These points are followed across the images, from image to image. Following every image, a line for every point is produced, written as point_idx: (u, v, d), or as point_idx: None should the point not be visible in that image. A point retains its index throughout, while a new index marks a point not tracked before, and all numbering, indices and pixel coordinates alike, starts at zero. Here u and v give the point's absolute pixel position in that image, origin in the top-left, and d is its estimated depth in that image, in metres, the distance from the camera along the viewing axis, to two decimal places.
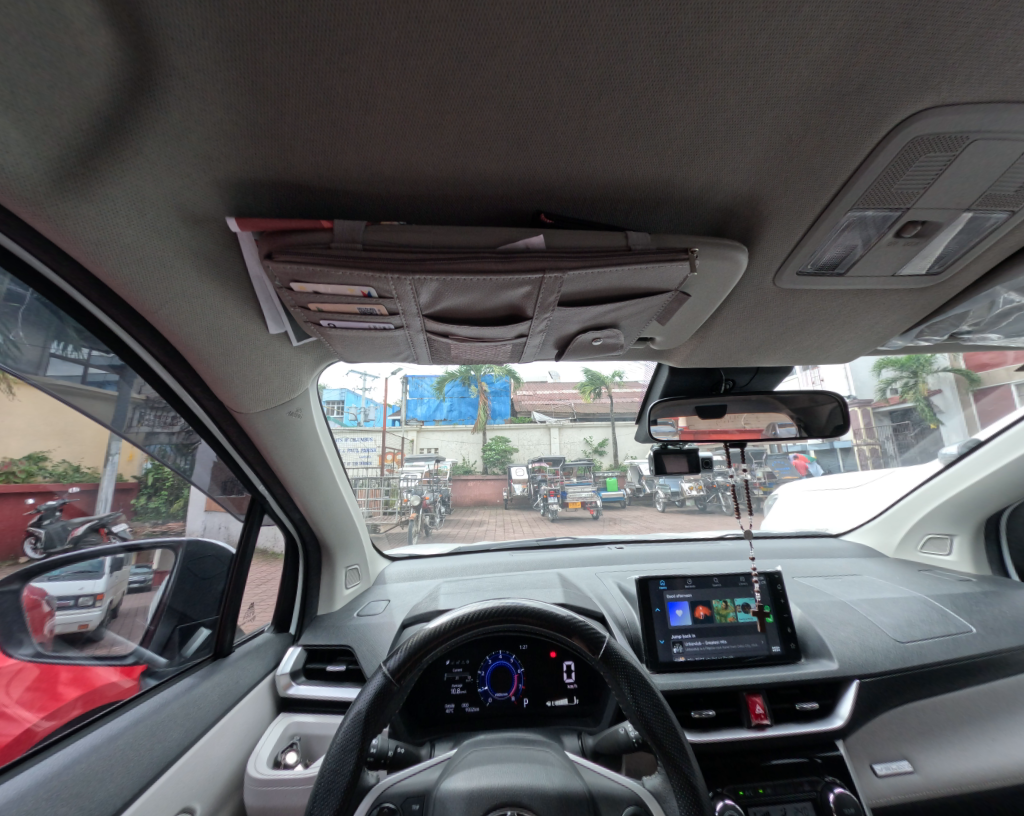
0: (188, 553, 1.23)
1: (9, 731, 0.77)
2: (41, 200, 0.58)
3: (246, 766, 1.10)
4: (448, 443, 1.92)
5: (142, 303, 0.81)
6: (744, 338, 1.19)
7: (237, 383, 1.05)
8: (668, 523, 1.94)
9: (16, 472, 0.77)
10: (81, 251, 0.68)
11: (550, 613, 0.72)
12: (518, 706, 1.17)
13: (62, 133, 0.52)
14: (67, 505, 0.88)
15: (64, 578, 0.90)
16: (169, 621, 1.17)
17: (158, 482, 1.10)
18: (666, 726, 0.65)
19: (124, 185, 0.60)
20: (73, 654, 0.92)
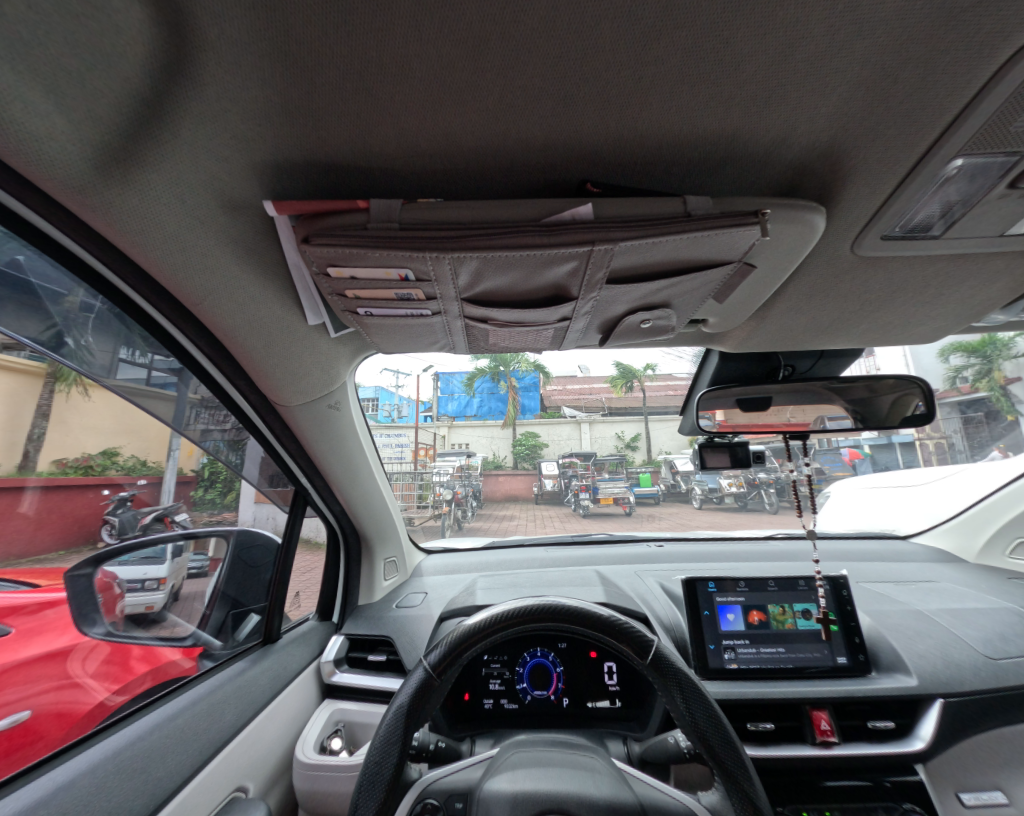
0: (239, 541, 1.30)
1: (82, 703, 0.84)
2: (89, 190, 0.61)
3: (294, 750, 1.15)
4: (478, 438, 1.95)
5: (187, 296, 0.84)
6: (801, 319, 1.12)
7: (278, 375, 1.07)
8: (705, 522, 1.89)
9: (94, 465, 0.84)
10: (131, 245, 0.71)
11: (594, 613, 0.70)
12: (557, 706, 1.15)
13: (108, 120, 0.54)
14: (136, 497, 0.95)
15: (132, 563, 0.98)
16: (223, 606, 1.24)
17: (213, 476, 1.16)
18: (723, 738, 0.61)
19: (165, 170, 0.61)
20: (140, 634, 1.00)
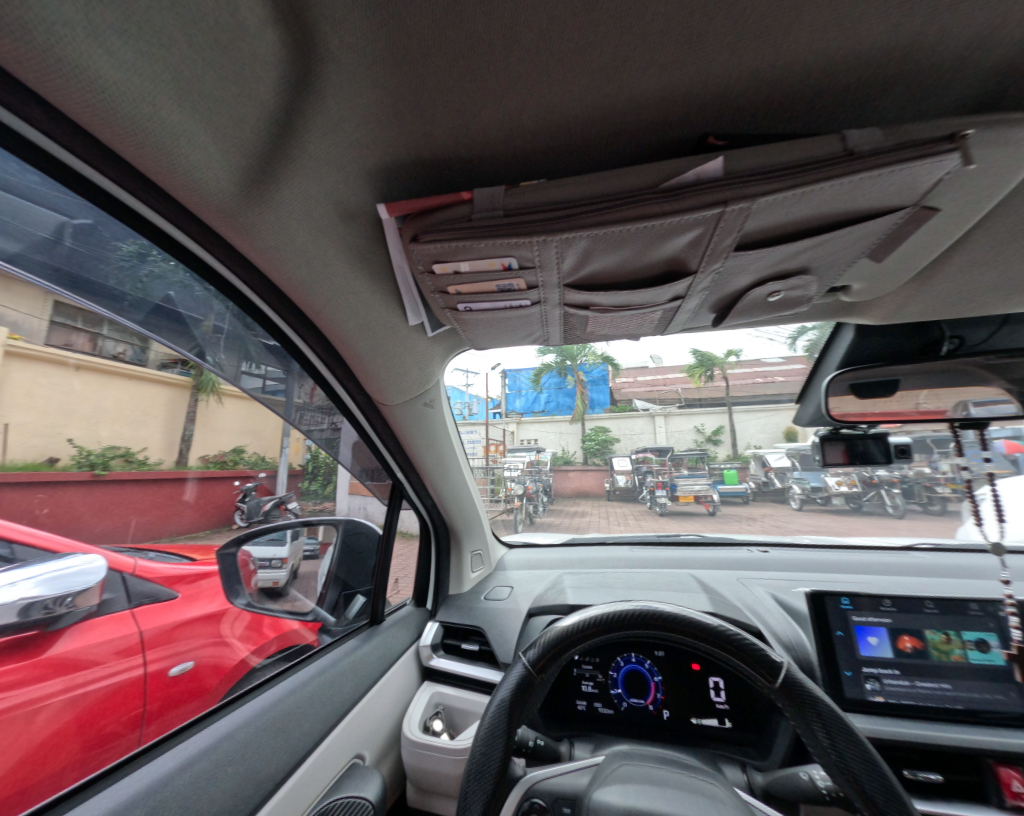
0: (346, 530, 1.46)
1: (230, 658, 1.06)
2: (234, 212, 0.70)
3: (401, 726, 1.24)
4: (548, 433, 2.00)
5: (309, 305, 0.93)
6: (975, 275, 0.93)
7: (382, 376, 1.15)
8: (807, 527, 1.66)
9: (226, 461, 1.02)
10: (266, 260, 0.81)
11: (700, 623, 0.66)
12: (658, 718, 1.09)
13: (247, 141, 0.60)
14: (260, 486, 1.11)
15: (262, 543, 1.18)
16: (335, 587, 1.38)
17: (316, 469, 1.29)
18: (881, 786, 0.54)
19: (292, 185, 0.68)
20: (272, 607, 1.20)
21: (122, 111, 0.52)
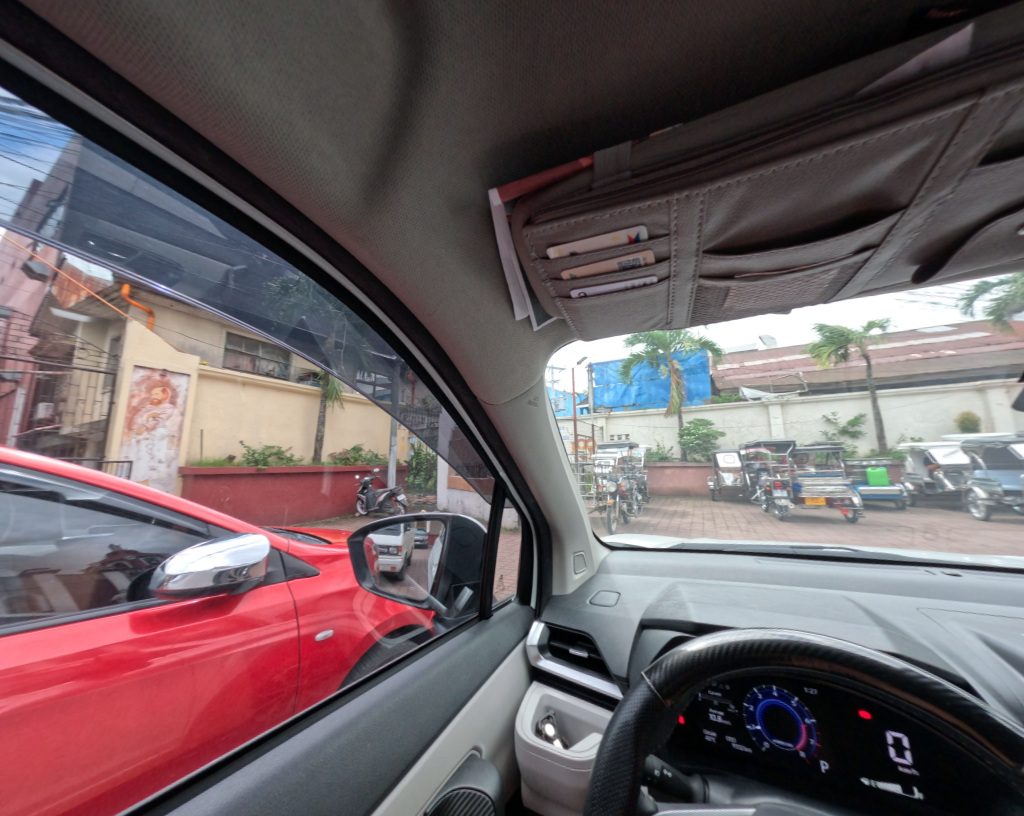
0: (453, 524, 1.57)
1: (360, 629, 1.29)
2: (359, 218, 0.76)
3: (515, 725, 1.27)
4: (639, 429, 2.05)
5: (423, 307, 0.99)
6: None
7: (488, 375, 1.18)
8: (996, 545, 1.29)
9: (349, 457, 1.13)
10: (384, 266, 0.87)
11: (884, 665, 0.62)
12: (812, 767, 0.94)
13: (367, 148, 0.66)
14: (374, 479, 1.23)
15: (383, 532, 1.41)
16: (445, 578, 1.50)
17: (420, 464, 1.39)
18: None
19: (407, 184, 0.72)
20: (390, 588, 1.40)
21: (266, 136, 0.60)
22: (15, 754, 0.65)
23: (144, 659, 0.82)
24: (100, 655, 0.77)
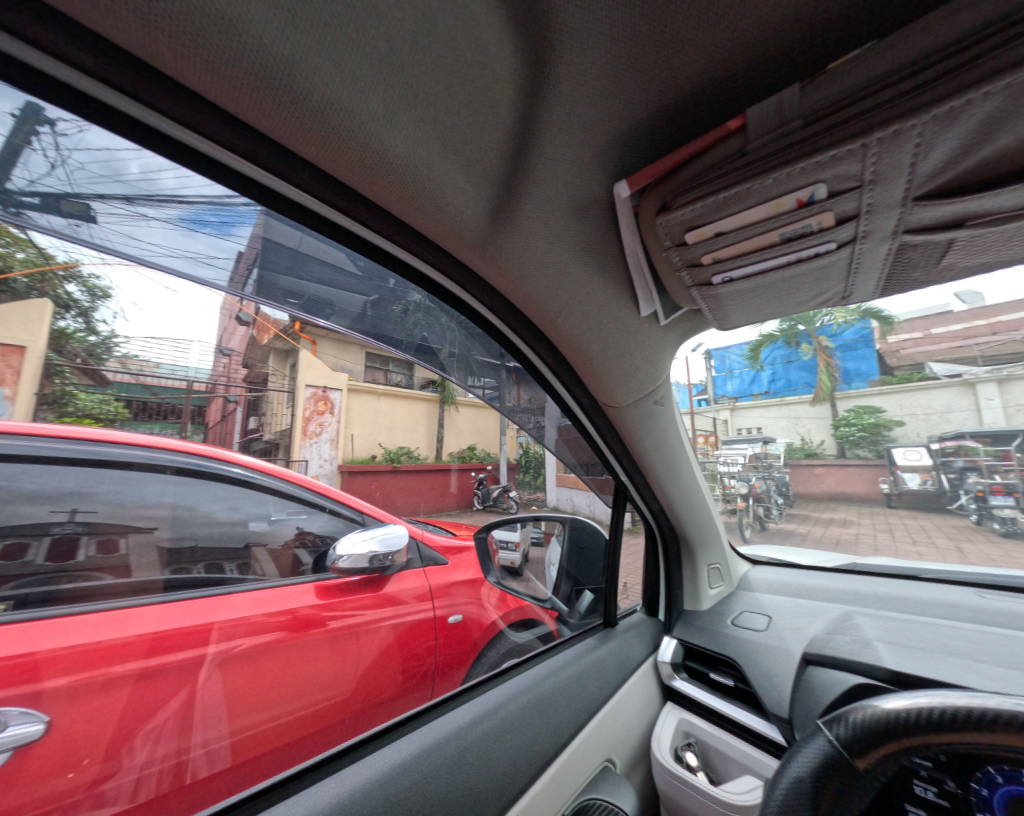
0: (572, 526, 1.70)
1: (483, 617, 1.41)
2: (490, 237, 0.87)
3: (651, 743, 1.28)
4: (774, 422, 1.79)
5: (546, 314, 1.08)
6: None
7: (611, 377, 1.23)
8: None
9: (465, 456, 1.30)
10: (510, 279, 0.98)
11: None
12: None
13: (495, 176, 0.76)
14: (488, 475, 1.38)
15: (503, 529, 1.57)
16: (567, 580, 1.62)
17: (530, 461, 1.47)
18: None
19: (532, 197, 0.80)
20: (512, 582, 1.55)
21: (412, 180, 0.73)
22: (247, 683, 0.88)
23: (323, 622, 1.02)
24: (296, 615, 0.99)
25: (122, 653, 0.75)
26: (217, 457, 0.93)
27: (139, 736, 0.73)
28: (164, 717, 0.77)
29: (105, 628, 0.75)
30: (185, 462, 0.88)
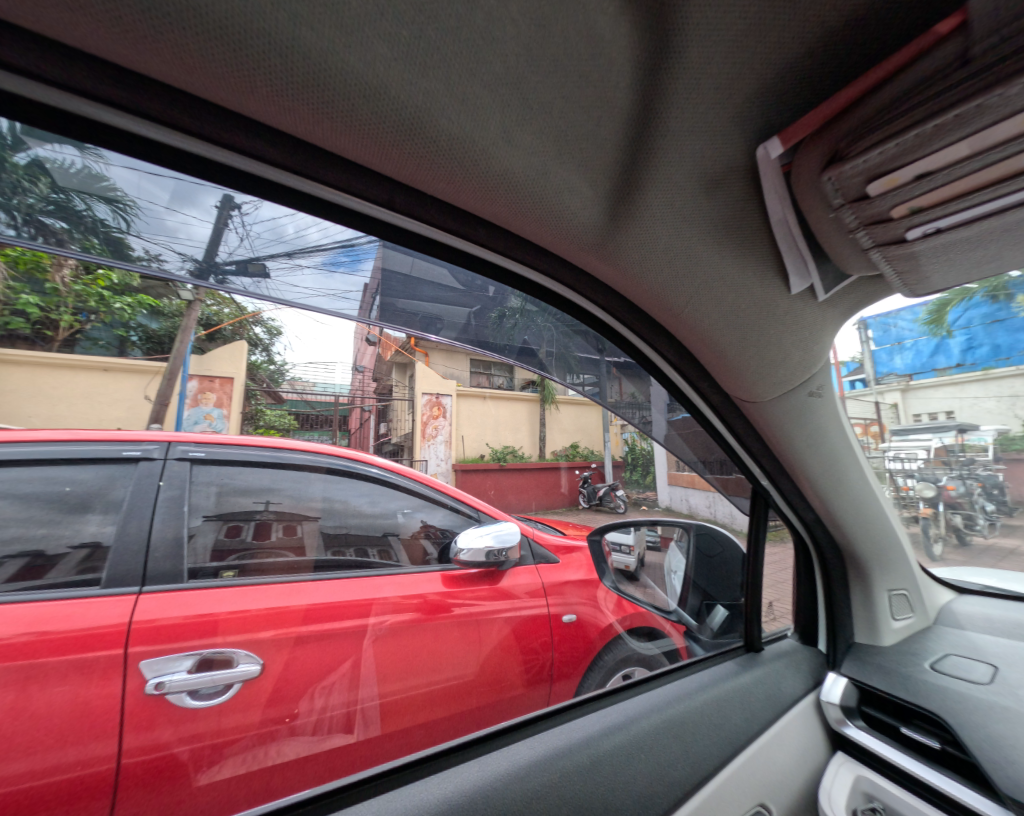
0: (698, 532, 2.03)
1: (584, 640, 1.85)
2: (606, 233, 1.15)
3: (820, 797, 1.45)
4: (965, 405, 2.03)
5: (673, 306, 1.36)
6: None
7: (746, 371, 1.47)
8: None
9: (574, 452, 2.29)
10: (633, 273, 1.27)
11: None
12: None
13: (608, 171, 1.00)
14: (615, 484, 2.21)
15: (616, 533, 2.13)
16: (697, 593, 1.97)
17: (635, 460, 2.10)
18: None
19: (649, 177, 1.01)
20: (630, 587, 2.04)
21: (527, 195, 1.03)
22: (396, 660, 1.40)
23: (448, 608, 1.58)
24: (427, 602, 1.56)
25: (293, 617, 1.34)
26: (358, 460, 1.76)
27: (320, 689, 1.27)
28: (336, 677, 1.30)
29: (291, 596, 1.38)
30: (335, 463, 1.70)
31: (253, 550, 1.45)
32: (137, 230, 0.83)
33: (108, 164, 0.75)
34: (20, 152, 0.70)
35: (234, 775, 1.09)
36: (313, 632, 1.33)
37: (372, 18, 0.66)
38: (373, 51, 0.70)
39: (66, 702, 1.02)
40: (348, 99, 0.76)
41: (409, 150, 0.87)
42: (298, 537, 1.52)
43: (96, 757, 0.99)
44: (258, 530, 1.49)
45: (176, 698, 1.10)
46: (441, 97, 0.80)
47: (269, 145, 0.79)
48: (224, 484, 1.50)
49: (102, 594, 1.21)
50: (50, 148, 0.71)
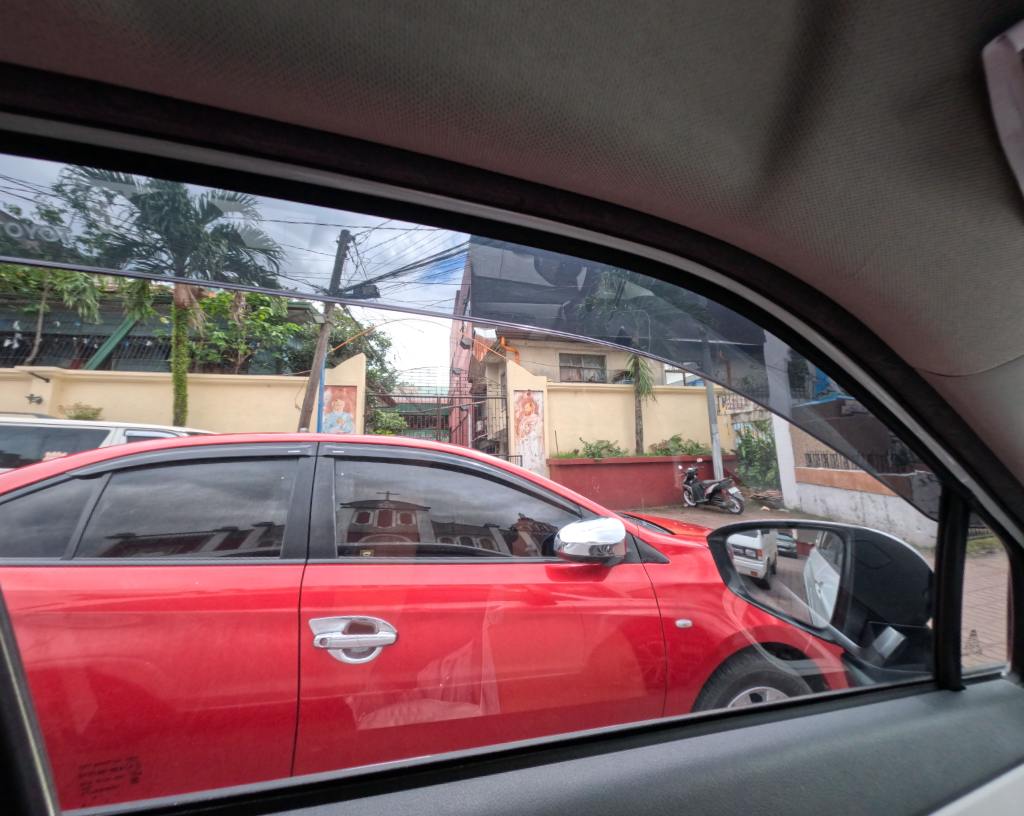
0: (857, 538, 2.02)
1: (706, 648, 1.88)
2: (765, 187, 1.05)
3: None
4: None
5: (842, 261, 1.20)
6: None
7: (941, 336, 1.26)
8: None
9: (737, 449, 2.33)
10: (797, 229, 1.15)
11: None
12: None
13: (762, 123, 0.92)
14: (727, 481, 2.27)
15: (741, 535, 2.18)
16: (859, 614, 1.95)
17: (751, 455, 2.02)
18: None
19: (820, 115, 0.88)
20: (761, 594, 2.04)
21: (676, 160, 1.00)
22: (506, 647, 1.62)
23: (552, 601, 1.74)
24: (530, 593, 1.73)
25: (397, 596, 1.60)
26: (455, 452, 2.08)
27: (445, 662, 1.54)
28: (459, 654, 1.57)
29: (416, 576, 1.67)
30: (433, 457, 2.03)
31: (379, 533, 1.81)
32: (283, 271, 1.04)
33: (261, 220, 0.95)
34: (208, 222, 0.92)
35: (389, 723, 1.41)
36: (435, 610, 1.60)
37: (515, 22, 0.72)
38: (517, 55, 0.77)
39: (262, 645, 1.42)
40: (495, 109, 0.86)
41: (547, 145, 0.95)
42: (413, 524, 1.86)
43: (284, 691, 1.37)
44: (381, 516, 1.86)
45: (335, 652, 1.45)
46: (582, 85, 0.83)
47: (419, 171, 0.94)
48: (360, 475, 1.93)
49: (281, 562, 1.63)
50: (224, 218, 0.92)
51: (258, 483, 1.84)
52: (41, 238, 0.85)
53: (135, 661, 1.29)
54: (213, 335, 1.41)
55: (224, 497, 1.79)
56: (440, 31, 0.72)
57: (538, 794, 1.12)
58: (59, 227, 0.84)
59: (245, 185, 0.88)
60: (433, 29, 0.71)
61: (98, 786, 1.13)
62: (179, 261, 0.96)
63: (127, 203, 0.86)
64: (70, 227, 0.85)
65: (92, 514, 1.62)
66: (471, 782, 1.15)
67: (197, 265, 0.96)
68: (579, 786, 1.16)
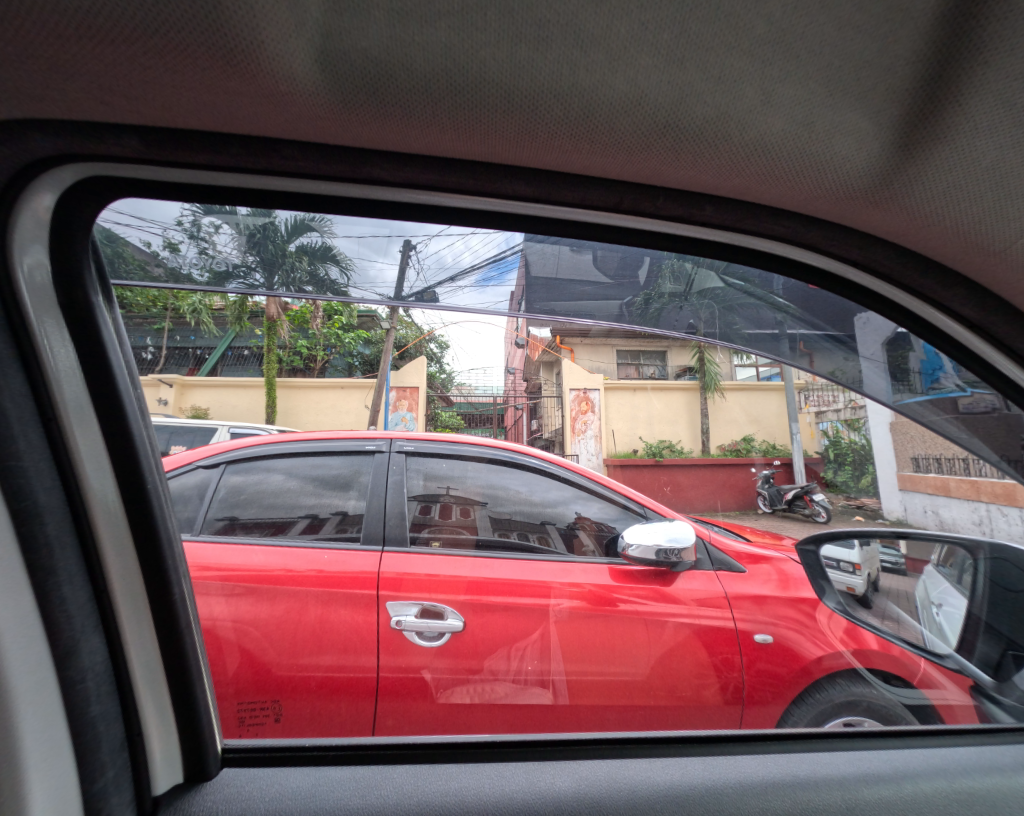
0: (991, 556, 1.56)
1: (788, 670, 1.74)
2: (895, 162, 0.82)
3: None
4: None
5: (992, 243, 0.91)
6: None
7: None
8: None
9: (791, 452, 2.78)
10: (933, 213, 0.89)
11: None
12: None
13: (899, 98, 0.72)
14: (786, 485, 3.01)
15: (835, 547, 1.95)
16: (997, 645, 1.52)
17: (848, 457, 1.66)
18: None
19: (976, 84, 0.66)
20: (862, 614, 1.83)
21: (788, 140, 0.83)
22: (576, 643, 1.66)
23: (613, 601, 1.74)
24: (590, 592, 1.75)
25: (461, 586, 1.73)
26: (516, 450, 2.19)
27: (513, 652, 1.65)
28: (526, 643, 1.66)
29: (481, 568, 1.78)
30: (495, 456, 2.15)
31: (441, 525, 1.93)
32: (354, 284, 1.08)
33: (335, 237, 0.98)
34: (291, 243, 0.98)
35: (465, 701, 1.54)
36: (500, 603, 1.71)
37: (636, 36, 0.66)
38: (636, 66, 0.71)
39: (348, 622, 1.61)
40: (608, 118, 0.80)
41: (658, 146, 0.86)
42: (472, 519, 1.96)
43: (367, 667, 1.54)
44: (443, 510, 1.98)
45: (410, 634, 1.62)
46: (697, 84, 0.74)
47: (523, 182, 0.91)
48: (428, 471, 2.08)
49: (362, 548, 1.82)
50: (306, 236, 0.97)
51: (338, 476, 2.06)
52: (167, 266, 1.00)
53: (247, 627, 1.53)
54: (297, 341, 1.77)
55: (310, 488, 2.02)
56: (563, 55, 0.69)
57: (624, 785, 1.10)
58: (179, 256, 0.98)
59: (331, 208, 0.92)
60: (559, 54, 0.69)
61: (250, 721, 1.39)
62: (270, 280, 1.05)
63: (229, 232, 0.95)
64: (187, 257, 0.99)
65: (212, 498, 1.92)
66: (559, 764, 1.16)
67: (284, 282, 1.05)
68: (668, 785, 1.11)
